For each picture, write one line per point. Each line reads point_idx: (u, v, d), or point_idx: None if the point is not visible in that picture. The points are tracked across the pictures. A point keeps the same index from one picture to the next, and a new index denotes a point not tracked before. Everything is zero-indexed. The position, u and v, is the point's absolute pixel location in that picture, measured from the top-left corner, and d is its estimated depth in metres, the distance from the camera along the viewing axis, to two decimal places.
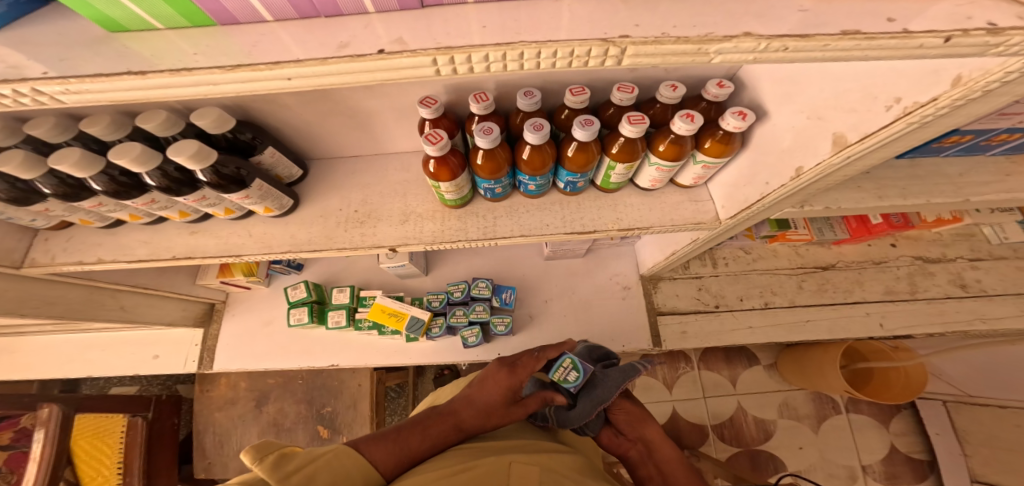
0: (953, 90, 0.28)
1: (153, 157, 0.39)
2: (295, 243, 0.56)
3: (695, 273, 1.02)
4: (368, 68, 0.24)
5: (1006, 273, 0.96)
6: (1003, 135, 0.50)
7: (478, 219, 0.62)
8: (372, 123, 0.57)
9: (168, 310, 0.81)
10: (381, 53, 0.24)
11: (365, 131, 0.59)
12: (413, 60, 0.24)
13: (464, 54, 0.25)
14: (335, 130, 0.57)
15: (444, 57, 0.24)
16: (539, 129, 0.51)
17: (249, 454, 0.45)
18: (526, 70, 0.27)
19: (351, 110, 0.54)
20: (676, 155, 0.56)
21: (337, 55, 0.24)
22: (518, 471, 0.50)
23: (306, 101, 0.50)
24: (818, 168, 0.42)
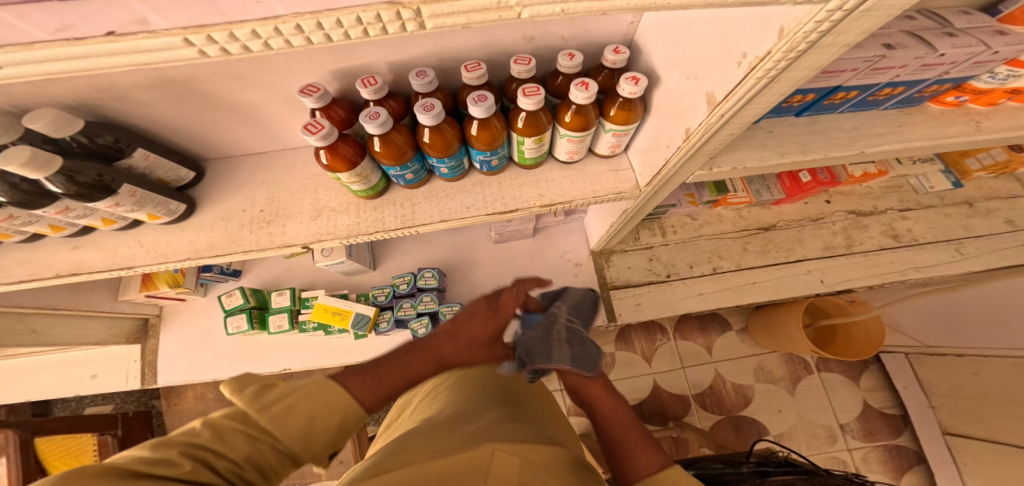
0: (780, 42, 0.29)
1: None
2: (196, 249, 0.54)
3: (646, 244, 1.02)
4: (103, 52, 0.22)
5: (934, 220, 1.02)
6: (887, 90, 0.56)
7: (396, 207, 0.60)
8: (259, 115, 0.54)
9: (94, 329, 0.79)
10: (109, 35, 0.21)
11: (256, 124, 0.56)
12: (158, 41, 0.21)
13: (226, 33, 0.22)
14: (218, 125, 0.54)
15: (198, 37, 0.22)
16: (429, 109, 0.49)
17: (237, 377, 0.40)
18: (319, 44, 0.24)
19: (229, 103, 0.51)
20: (583, 125, 0.55)
21: (53, 39, 0.21)
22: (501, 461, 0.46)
23: (167, 96, 0.47)
24: (702, 128, 0.43)
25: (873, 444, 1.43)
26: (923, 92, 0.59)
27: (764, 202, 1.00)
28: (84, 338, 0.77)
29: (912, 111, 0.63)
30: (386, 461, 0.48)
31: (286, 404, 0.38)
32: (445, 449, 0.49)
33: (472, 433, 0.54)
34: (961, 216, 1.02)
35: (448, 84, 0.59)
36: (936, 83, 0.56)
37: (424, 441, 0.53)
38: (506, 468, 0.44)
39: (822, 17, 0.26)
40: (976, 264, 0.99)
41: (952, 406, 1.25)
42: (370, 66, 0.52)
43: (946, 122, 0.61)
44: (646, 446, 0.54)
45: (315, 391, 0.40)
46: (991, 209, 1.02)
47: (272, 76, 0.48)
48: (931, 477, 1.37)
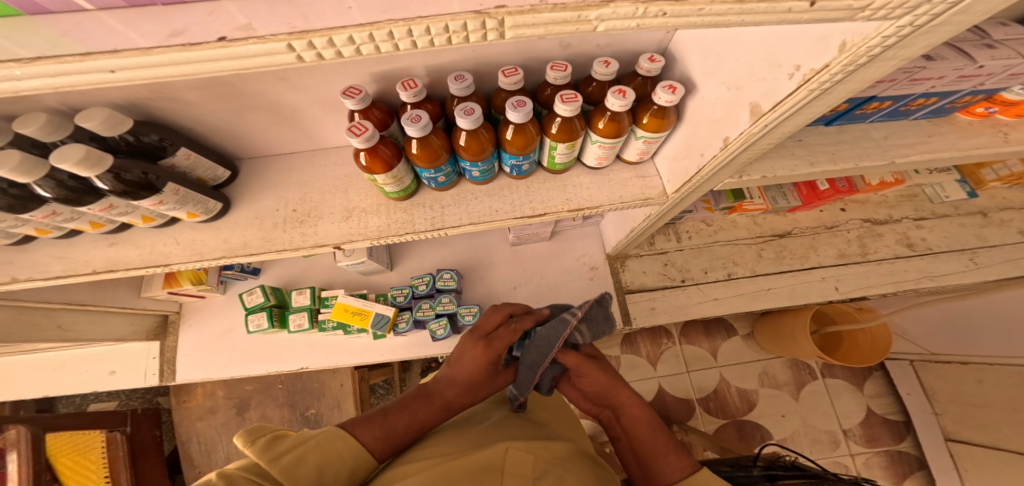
0: (841, 55, 0.30)
1: (39, 165, 0.39)
2: (229, 248, 0.54)
3: (661, 248, 1.03)
4: (212, 56, 0.23)
5: (948, 230, 1.04)
6: (920, 100, 0.58)
7: (425, 209, 0.61)
8: (297, 116, 0.55)
9: (114, 325, 0.80)
10: (222, 41, 0.22)
11: (292, 125, 0.56)
12: (263, 46, 0.23)
13: (325, 38, 0.23)
14: (256, 126, 0.55)
15: (300, 41, 0.23)
16: (469, 113, 0.50)
17: (244, 435, 0.47)
18: (403, 50, 0.26)
19: (271, 103, 0.51)
20: (616, 131, 0.56)
21: (164, 45, 0.22)
22: (515, 457, 0.47)
23: (213, 97, 0.48)
24: (743, 137, 0.44)
25: (876, 450, 1.44)
26: (955, 103, 0.60)
27: (780, 209, 1.02)
28: (106, 334, 0.78)
29: (941, 122, 0.65)
30: (404, 463, 0.50)
31: (300, 455, 0.45)
32: (461, 449, 0.50)
33: (483, 435, 0.55)
34: (975, 226, 1.04)
35: (482, 88, 0.60)
36: (969, 94, 0.57)
37: (438, 441, 0.54)
38: (518, 464, 0.45)
39: (892, 31, 0.27)
40: (990, 273, 1.01)
41: (956, 413, 1.26)
42: (409, 70, 0.52)
43: (974, 133, 0.62)
44: (671, 450, 0.55)
45: (323, 442, 0.48)
46: (1004, 219, 1.04)
47: (316, 79, 0.49)
48: None
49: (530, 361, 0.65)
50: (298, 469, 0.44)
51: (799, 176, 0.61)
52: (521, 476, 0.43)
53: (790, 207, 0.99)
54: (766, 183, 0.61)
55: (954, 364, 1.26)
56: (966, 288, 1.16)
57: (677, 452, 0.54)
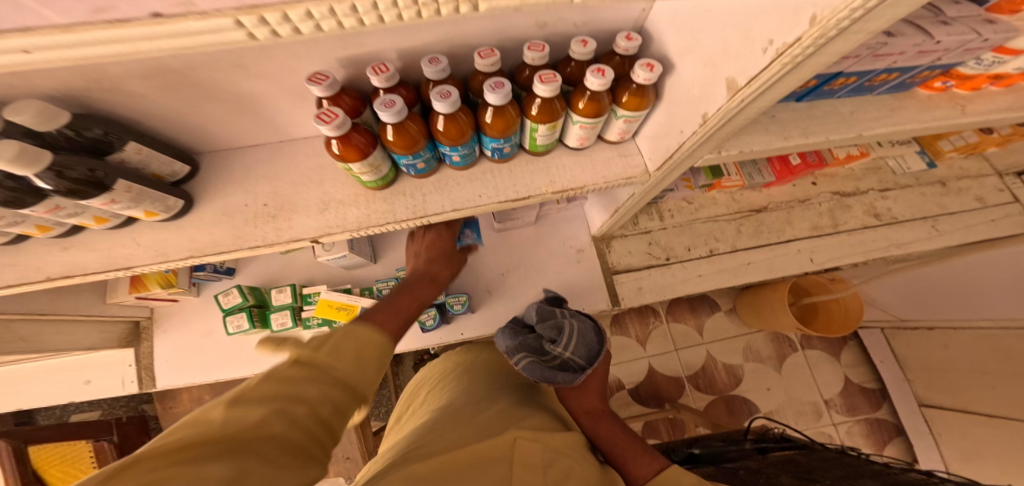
0: (812, 29, 0.30)
1: None
2: (197, 248, 0.51)
3: (645, 228, 1.04)
4: (150, 34, 0.22)
5: (911, 199, 1.10)
6: (882, 76, 0.59)
7: (406, 198, 0.59)
8: (259, 106, 0.51)
9: (82, 335, 0.76)
10: (155, 18, 0.21)
11: (256, 116, 0.53)
12: (206, 23, 0.22)
13: (278, 13, 0.23)
14: (217, 118, 0.51)
15: (248, 17, 0.22)
16: (446, 96, 0.48)
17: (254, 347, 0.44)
18: (360, 25, 0.26)
19: (229, 96, 0.48)
20: (596, 111, 0.55)
21: (92, 21, 0.21)
22: (522, 448, 0.48)
23: (161, 88, 0.43)
24: (721, 113, 0.45)
25: (855, 418, 1.52)
26: (915, 78, 0.62)
27: (756, 185, 1.04)
28: (76, 343, 0.75)
29: (903, 96, 0.67)
30: (410, 451, 0.51)
31: (331, 344, 0.47)
32: (470, 438, 0.52)
33: (487, 423, 0.57)
34: (936, 195, 1.10)
35: (458, 71, 0.58)
36: (928, 70, 0.59)
37: (442, 429, 0.56)
38: (525, 452, 0.47)
39: (856, 4, 0.27)
40: (951, 239, 1.07)
41: (927, 380, 1.35)
42: (380, 54, 0.49)
43: (934, 105, 0.66)
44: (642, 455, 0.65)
45: (349, 334, 0.50)
46: (961, 188, 1.10)
47: (275, 67, 0.45)
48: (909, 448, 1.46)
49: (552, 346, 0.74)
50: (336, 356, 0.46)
51: (774, 151, 0.63)
52: (528, 463, 0.46)
53: (764, 183, 1.01)
54: (744, 159, 0.63)
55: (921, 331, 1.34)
56: (927, 254, 1.23)
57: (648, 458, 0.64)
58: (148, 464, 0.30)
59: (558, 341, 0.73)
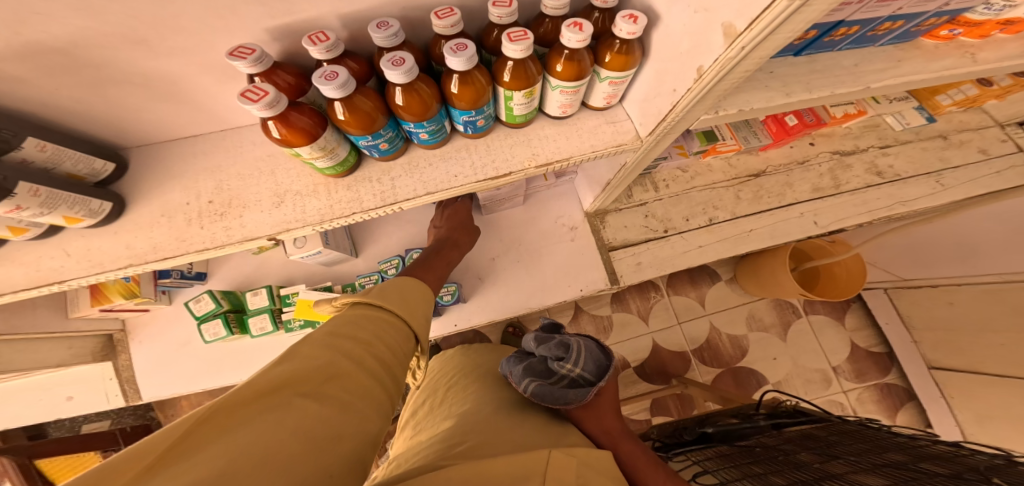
0: None
1: None
2: (136, 254, 0.45)
3: (640, 200, 0.98)
4: None
5: (912, 155, 1.05)
6: (886, 24, 0.53)
7: (373, 184, 0.53)
8: (186, 89, 0.45)
9: (48, 352, 0.72)
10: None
11: (186, 101, 0.47)
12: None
13: None
14: (138, 106, 0.45)
15: None
16: (399, 64, 0.41)
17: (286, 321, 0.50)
18: None
19: (144, 77, 0.41)
20: (577, 73, 0.49)
21: None
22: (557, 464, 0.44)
23: (47, 70, 0.36)
24: (718, 65, 0.39)
25: (865, 384, 1.49)
26: (920, 26, 0.56)
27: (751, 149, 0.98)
28: (40, 361, 0.70)
29: (907, 47, 0.61)
30: (444, 453, 0.48)
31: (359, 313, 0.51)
32: (504, 446, 0.48)
33: (530, 434, 0.54)
34: (937, 149, 1.06)
35: (416, 38, 0.51)
36: (934, 16, 0.53)
37: (473, 432, 0.52)
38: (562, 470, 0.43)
39: None
40: (957, 194, 1.02)
41: (934, 340, 1.32)
42: (317, 20, 0.42)
43: (942, 55, 0.59)
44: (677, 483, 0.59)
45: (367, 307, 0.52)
46: (963, 140, 1.05)
47: (187, 40, 0.38)
48: (921, 411, 1.44)
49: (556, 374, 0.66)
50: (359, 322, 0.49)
51: (773, 109, 0.56)
52: (564, 483, 0.42)
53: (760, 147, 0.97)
54: (743, 119, 0.57)
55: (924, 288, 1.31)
56: (931, 210, 1.19)
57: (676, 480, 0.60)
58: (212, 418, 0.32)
59: (567, 359, 0.66)
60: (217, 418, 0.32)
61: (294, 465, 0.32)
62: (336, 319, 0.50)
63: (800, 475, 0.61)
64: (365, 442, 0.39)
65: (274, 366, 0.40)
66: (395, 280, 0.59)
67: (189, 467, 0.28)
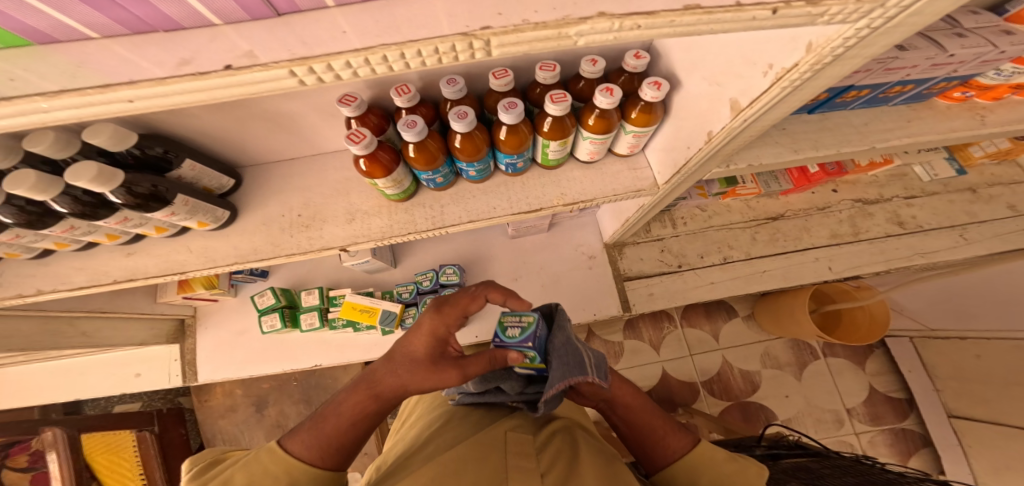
0: (808, 55, 0.33)
1: (114, 174, 0.41)
2: (241, 254, 0.57)
3: (657, 235, 1.05)
4: (218, 84, 0.25)
5: (940, 206, 1.09)
6: (897, 88, 0.61)
7: (426, 209, 0.63)
8: (294, 123, 0.56)
9: (134, 331, 0.84)
10: (228, 69, 0.24)
11: (291, 132, 0.58)
12: (267, 73, 0.25)
13: (323, 63, 0.25)
14: (256, 135, 0.57)
15: (300, 68, 0.25)
16: (463, 116, 0.52)
17: (184, 464, 0.52)
18: (396, 72, 0.27)
19: (268, 114, 0.53)
20: (605, 128, 0.58)
21: (174, 74, 0.24)
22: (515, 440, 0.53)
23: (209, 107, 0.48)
24: (725, 131, 0.47)
25: (879, 428, 1.47)
26: (932, 88, 0.63)
27: (772, 193, 1.05)
28: (127, 339, 0.83)
29: (921, 106, 0.68)
30: (415, 454, 0.55)
31: (224, 478, 0.46)
32: (469, 434, 0.55)
33: (491, 415, 0.62)
34: (964, 202, 1.10)
35: (475, 90, 0.62)
36: (945, 80, 0.60)
37: (441, 430, 0.59)
38: (519, 443, 0.53)
39: (850, 33, 0.29)
40: (980, 248, 1.05)
41: (955, 390, 1.31)
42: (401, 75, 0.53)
43: (953, 116, 0.66)
44: (672, 431, 0.62)
45: (251, 461, 0.48)
46: (993, 195, 1.09)
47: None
48: (937, 459, 1.40)
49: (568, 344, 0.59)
50: None
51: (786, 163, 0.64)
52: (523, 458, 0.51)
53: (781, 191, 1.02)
54: (755, 171, 0.64)
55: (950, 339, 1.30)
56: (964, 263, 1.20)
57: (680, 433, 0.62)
58: None
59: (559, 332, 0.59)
60: None
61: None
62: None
63: None
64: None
65: None
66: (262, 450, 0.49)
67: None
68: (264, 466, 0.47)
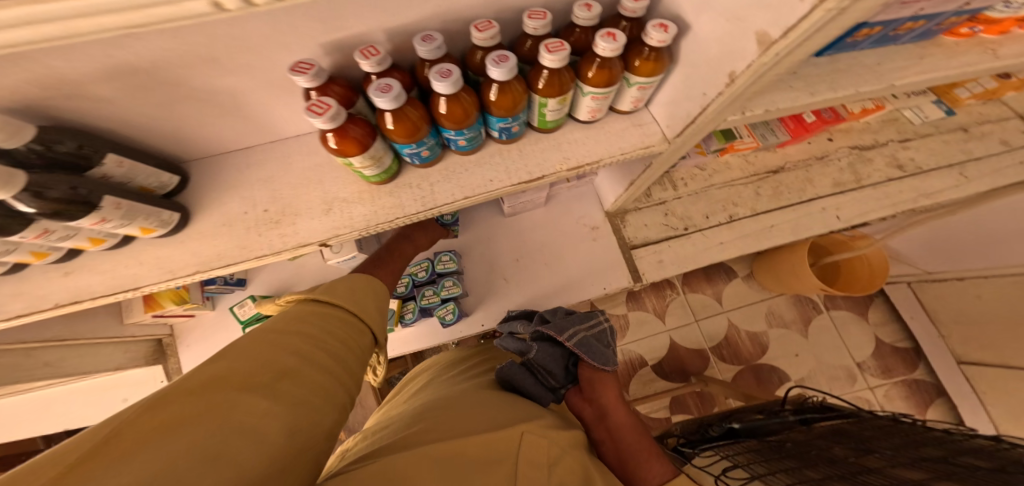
0: None
1: (14, 176, 0.32)
2: (203, 262, 0.48)
3: (659, 199, 0.99)
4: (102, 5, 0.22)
5: (934, 148, 1.03)
6: (909, 24, 0.53)
7: (413, 190, 0.55)
8: (240, 103, 0.47)
9: (108, 355, 0.76)
10: None
11: (240, 114, 0.49)
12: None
13: None
14: (197, 121, 0.47)
15: None
16: (446, 75, 0.43)
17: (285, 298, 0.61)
18: None
19: (206, 94, 0.44)
20: (608, 79, 0.50)
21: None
22: (530, 442, 0.50)
23: (128, 88, 0.39)
24: (750, 70, 0.41)
25: (892, 380, 1.46)
26: (943, 23, 0.56)
27: (770, 146, 0.98)
28: (100, 365, 0.74)
29: (927, 45, 0.60)
30: (400, 436, 0.50)
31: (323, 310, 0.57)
32: (468, 426, 0.51)
33: (500, 412, 0.57)
34: (958, 141, 1.03)
35: (454, 49, 0.53)
36: (956, 15, 0.53)
37: (437, 414, 0.55)
38: (534, 449, 0.49)
39: None
40: (979, 186, 1.00)
41: (961, 334, 1.30)
42: (368, 34, 0.44)
43: (962, 52, 0.58)
44: (654, 457, 0.62)
45: (336, 291, 0.61)
46: (984, 132, 1.04)
47: (253, 58, 0.41)
48: (953, 408, 1.39)
49: (598, 340, 0.80)
50: (322, 320, 0.55)
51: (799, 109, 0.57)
52: (536, 460, 0.47)
53: (778, 144, 0.95)
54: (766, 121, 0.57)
55: (950, 280, 1.28)
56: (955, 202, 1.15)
57: (659, 458, 0.61)
58: (129, 434, 0.30)
59: (586, 326, 0.81)
60: (155, 422, 0.32)
61: (248, 453, 0.33)
62: (280, 318, 0.53)
63: (837, 469, 0.60)
64: (321, 432, 0.42)
65: (212, 377, 0.38)
66: (346, 279, 0.65)
67: (136, 461, 0.28)
68: (348, 295, 0.61)
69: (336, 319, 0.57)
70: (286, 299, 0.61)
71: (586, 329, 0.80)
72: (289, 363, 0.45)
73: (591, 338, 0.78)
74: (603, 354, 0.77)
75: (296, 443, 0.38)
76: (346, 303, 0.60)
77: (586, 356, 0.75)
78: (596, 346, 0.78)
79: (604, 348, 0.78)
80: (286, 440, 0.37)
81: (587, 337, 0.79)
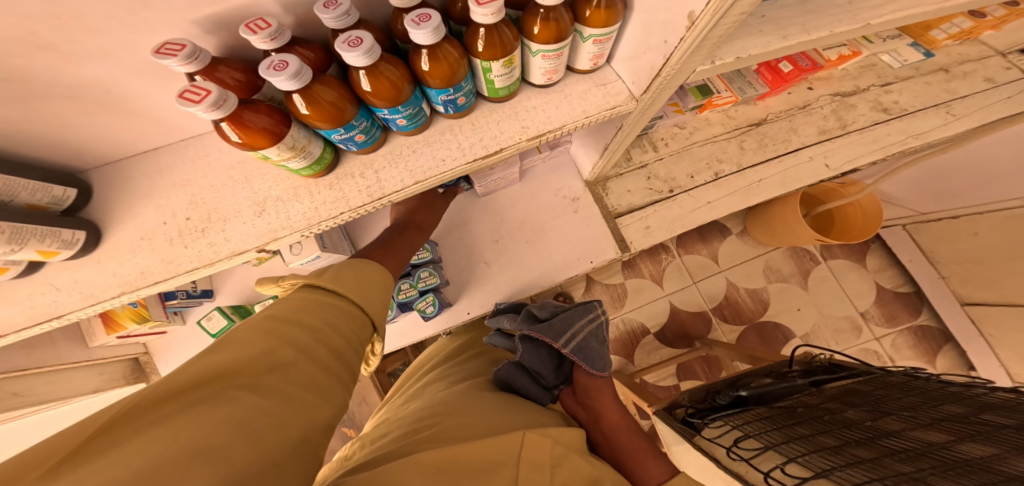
0: None
1: None
2: (125, 280, 0.44)
3: (640, 162, 0.93)
4: None
5: (917, 89, 0.95)
6: None
7: (356, 179, 0.50)
8: (120, 97, 0.42)
9: (79, 380, 0.73)
10: None
11: (131, 109, 0.44)
12: None
13: None
14: (82, 122, 0.42)
15: None
16: (356, 44, 0.36)
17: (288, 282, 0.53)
18: None
19: (75, 89, 0.38)
20: (557, 34, 0.43)
21: None
22: (533, 443, 0.46)
23: None
24: (711, 8, 0.34)
25: (897, 328, 1.42)
26: None
27: (748, 99, 0.92)
28: (75, 390, 0.72)
29: None
30: (410, 438, 0.46)
31: (325, 296, 0.48)
32: (476, 429, 0.47)
33: (496, 416, 0.52)
34: (941, 82, 0.96)
35: (370, 12, 0.46)
36: None
37: (443, 414, 0.51)
38: (537, 448, 0.46)
39: None
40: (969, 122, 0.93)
41: (962, 276, 1.26)
42: (252, 7, 0.38)
43: None
44: (651, 456, 0.62)
45: (341, 276, 0.52)
46: (967, 71, 0.96)
47: (110, 40, 0.35)
48: (962, 352, 1.37)
49: (596, 338, 0.78)
50: (326, 309, 0.47)
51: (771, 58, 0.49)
52: (541, 461, 0.44)
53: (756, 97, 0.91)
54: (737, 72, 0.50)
55: (943, 220, 1.23)
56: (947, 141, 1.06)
57: (658, 458, 0.61)
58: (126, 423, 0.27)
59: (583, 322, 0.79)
60: (144, 411, 0.28)
61: (242, 450, 0.29)
62: (284, 304, 0.46)
63: (852, 434, 0.57)
64: (321, 426, 0.36)
65: (209, 361, 0.34)
66: (353, 261, 0.55)
67: (124, 452, 0.25)
68: (358, 282, 0.52)
69: (342, 309, 0.48)
70: (290, 281, 0.53)
71: (586, 326, 0.78)
72: (297, 348, 0.40)
73: (589, 339, 0.77)
74: (599, 354, 0.76)
75: (292, 441, 0.33)
76: (354, 292, 0.51)
77: (583, 362, 0.73)
78: (592, 345, 0.76)
79: (600, 346, 0.77)
80: (285, 440, 0.32)
81: (586, 339, 0.77)
